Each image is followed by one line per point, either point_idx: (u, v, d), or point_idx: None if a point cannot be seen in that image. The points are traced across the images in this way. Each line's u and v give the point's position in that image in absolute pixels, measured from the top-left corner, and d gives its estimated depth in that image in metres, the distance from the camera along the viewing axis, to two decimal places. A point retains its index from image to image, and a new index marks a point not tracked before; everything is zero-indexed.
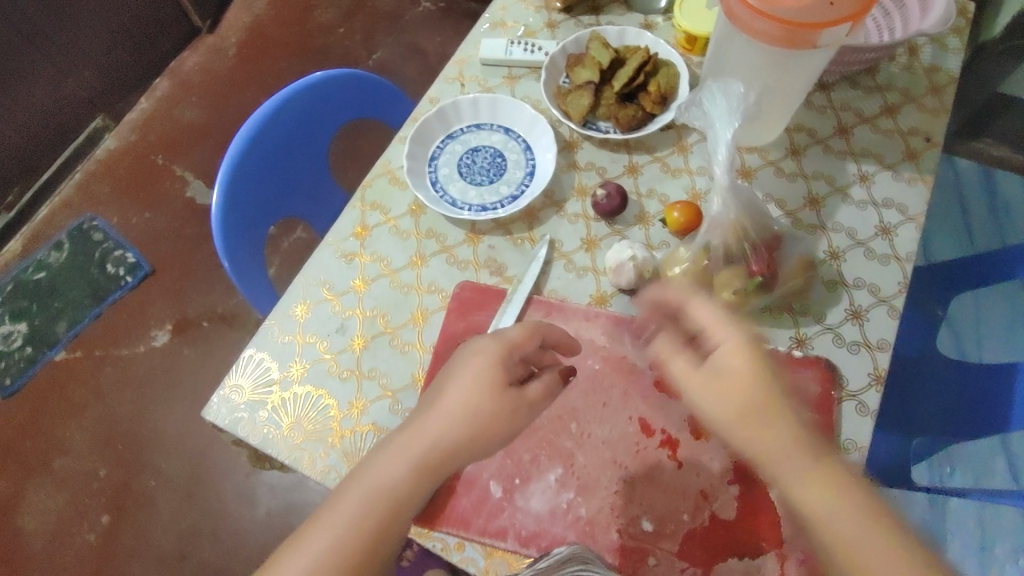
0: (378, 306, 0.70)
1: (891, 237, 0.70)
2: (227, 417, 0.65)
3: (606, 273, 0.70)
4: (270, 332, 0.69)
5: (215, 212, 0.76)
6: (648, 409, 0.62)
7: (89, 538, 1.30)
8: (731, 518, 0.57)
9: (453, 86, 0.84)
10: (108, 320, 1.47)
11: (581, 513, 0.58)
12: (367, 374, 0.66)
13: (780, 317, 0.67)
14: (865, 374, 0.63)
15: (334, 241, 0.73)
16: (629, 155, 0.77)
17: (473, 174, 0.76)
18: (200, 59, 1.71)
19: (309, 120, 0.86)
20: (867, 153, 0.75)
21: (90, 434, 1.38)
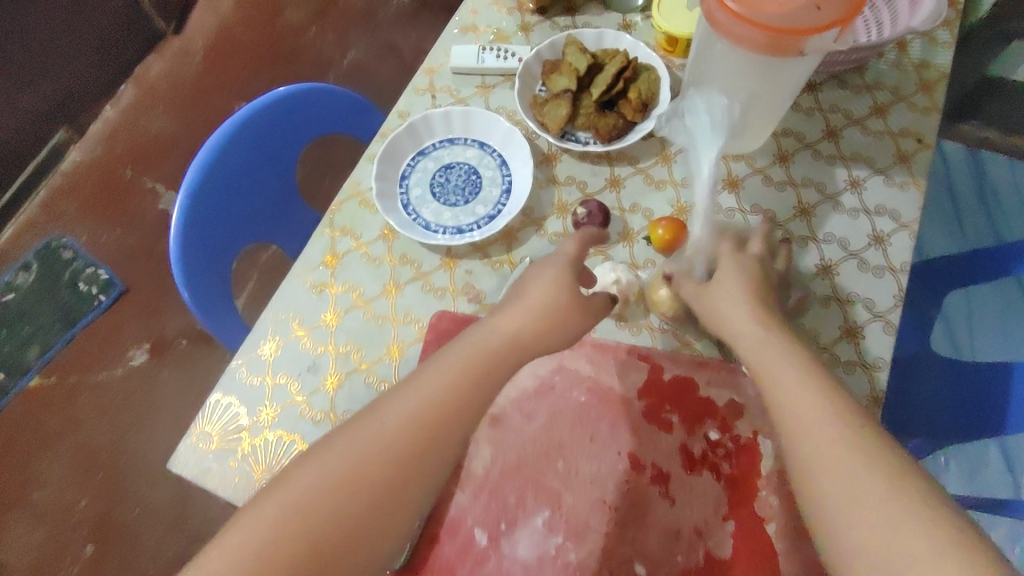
0: (351, 340, 0.66)
1: (885, 247, 0.67)
2: (195, 468, 0.61)
3: None
4: (237, 374, 0.65)
5: (173, 245, 0.72)
6: (638, 443, 0.58)
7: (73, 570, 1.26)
8: (726, 557, 0.55)
9: (423, 98, 0.79)
10: (82, 344, 1.41)
11: (570, 558, 0.56)
12: (342, 416, 0.62)
13: None
14: (863, 395, 0.61)
15: (303, 271, 0.69)
16: (611, 167, 0.74)
17: (447, 194, 0.72)
18: (166, 64, 1.58)
19: (271, 138, 0.82)
20: (857, 157, 0.72)
21: (69, 463, 1.33)
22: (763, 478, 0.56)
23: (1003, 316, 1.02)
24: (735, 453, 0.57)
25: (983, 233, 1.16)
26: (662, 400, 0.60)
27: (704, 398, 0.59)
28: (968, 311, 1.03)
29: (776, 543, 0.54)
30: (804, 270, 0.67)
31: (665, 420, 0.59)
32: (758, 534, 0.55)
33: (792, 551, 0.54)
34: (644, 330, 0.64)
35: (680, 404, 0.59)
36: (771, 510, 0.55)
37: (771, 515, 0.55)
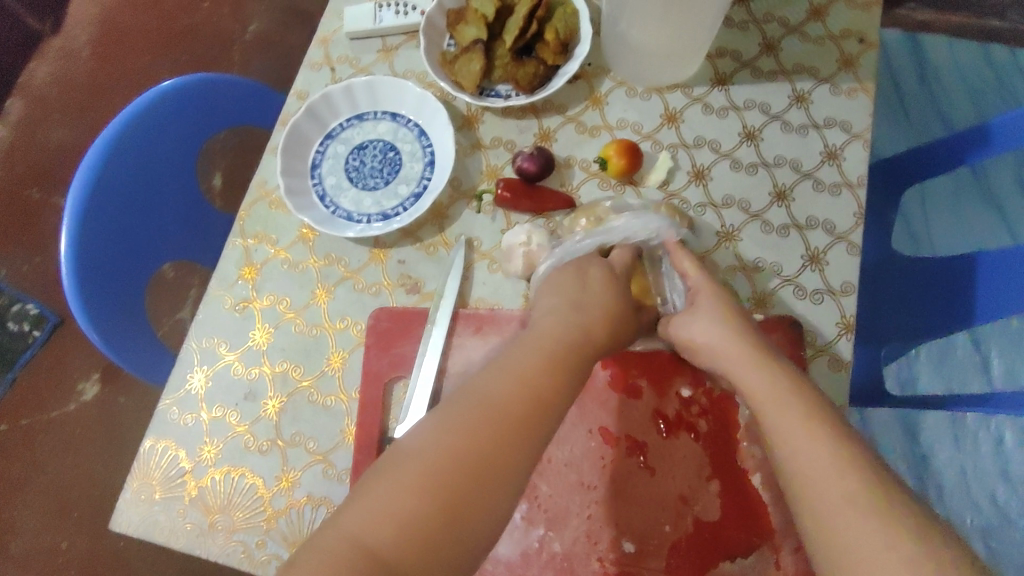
0: (286, 357, 0.60)
1: (838, 162, 0.63)
2: (141, 524, 0.56)
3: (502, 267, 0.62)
4: (168, 415, 0.59)
5: (67, 289, 0.64)
6: (607, 416, 0.55)
7: None
8: (715, 519, 0.52)
9: (321, 74, 0.71)
10: (27, 384, 1.23)
11: (555, 549, 0.52)
12: (290, 441, 0.58)
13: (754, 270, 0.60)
14: (833, 323, 0.58)
15: (220, 290, 0.63)
16: (539, 120, 0.67)
17: (364, 178, 0.65)
18: (51, 69, 1.35)
19: (159, 145, 0.73)
20: (799, 69, 0.67)
21: (38, 507, 1.19)
22: (740, 429, 0.53)
23: (953, 203, 1.01)
24: (709, 409, 0.54)
25: (929, 120, 1.13)
26: (627, 366, 0.56)
27: (671, 356, 0.56)
28: (921, 204, 1.01)
29: (762, 493, 0.52)
30: (757, 202, 0.62)
31: (633, 386, 0.55)
32: (742, 488, 0.52)
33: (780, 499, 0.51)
34: (592, 180, 0.65)
35: (646, 367, 0.56)
36: (754, 461, 0.52)
37: (754, 467, 0.52)
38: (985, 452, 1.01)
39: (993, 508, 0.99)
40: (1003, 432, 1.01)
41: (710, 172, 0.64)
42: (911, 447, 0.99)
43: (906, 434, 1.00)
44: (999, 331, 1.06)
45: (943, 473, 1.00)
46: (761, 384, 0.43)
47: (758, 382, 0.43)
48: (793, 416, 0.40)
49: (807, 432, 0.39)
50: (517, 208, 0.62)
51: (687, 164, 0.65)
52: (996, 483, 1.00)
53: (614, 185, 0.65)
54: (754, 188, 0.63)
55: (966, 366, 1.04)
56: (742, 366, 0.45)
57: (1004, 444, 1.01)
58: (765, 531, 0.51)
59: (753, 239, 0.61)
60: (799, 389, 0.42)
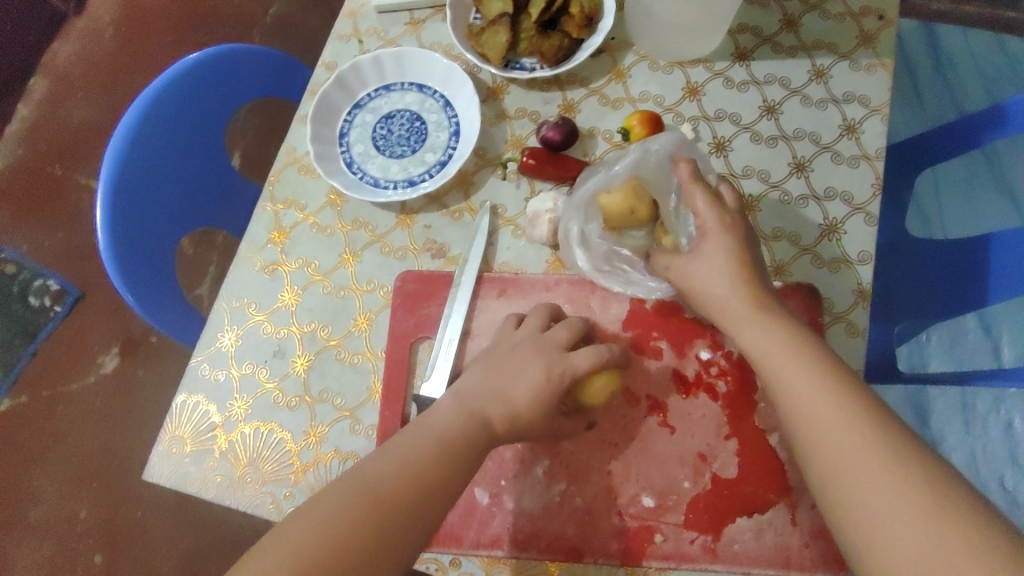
0: (315, 317, 0.62)
1: (857, 135, 0.64)
2: (173, 475, 0.58)
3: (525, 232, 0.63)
4: (199, 371, 0.61)
5: (103, 248, 0.66)
6: (629, 377, 0.56)
7: (96, 560, 1.16)
8: (733, 476, 0.53)
9: (349, 45, 0.73)
10: (48, 357, 1.26)
11: (576, 504, 0.54)
12: (318, 398, 0.59)
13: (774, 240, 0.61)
14: (850, 291, 0.59)
15: (250, 252, 0.65)
16: (562, 93, 0.69)
17: (391, 146, 0.66)
18: (74, 50, 1.38)
19: (189, 114, 0.75)
20: (819, 44, 0.68)
21: (58, 476, 1.21)
22: (758, 390, 0.55)
23: (966, 188, 1.02)
24: (728, 370, 0.56)
25: (944, 107, 1.13)
26: (648, 328, 0.58)
27: (692, 320, 0.57)
28: (934, 188, 1.02)
29: (779, 452, 0.53)
30: (776, 173, 0.64)
31: (654, 348, 0.57)
32: (759, 447, 0.54)
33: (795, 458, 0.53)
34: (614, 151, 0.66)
35: (667, 330, 0.57)
36: (772, 421, 0.54)
37: (772, 426, 0.54)
38: (995, 437, 1.02)
39: (1001, 493, 1.00)
40: (1012, 416, 1.03)
41: (730, 143, 0.65)
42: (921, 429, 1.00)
43: (917, 416, 1.01)
44: (1010, 318, 1.07)
45: (953, 456, 1.01)
46: (781, 362, 0.44)
47: (779, 360, 0.44)
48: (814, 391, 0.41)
49: (831, 409, 0.40)
50: (540, 175, 0.64)
51: (708, 136, 0.66)
52: (1004, 468, 1.01)
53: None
54: (773, 160, 0.64)
55: (976, 351, 1.05)
56: (763, 342, 0.46)
57: (1013, 430, 1.02)
58: (782, 489, 0.52)
59: (771, 209, 0.62)
60: (817, 363, 0.43)
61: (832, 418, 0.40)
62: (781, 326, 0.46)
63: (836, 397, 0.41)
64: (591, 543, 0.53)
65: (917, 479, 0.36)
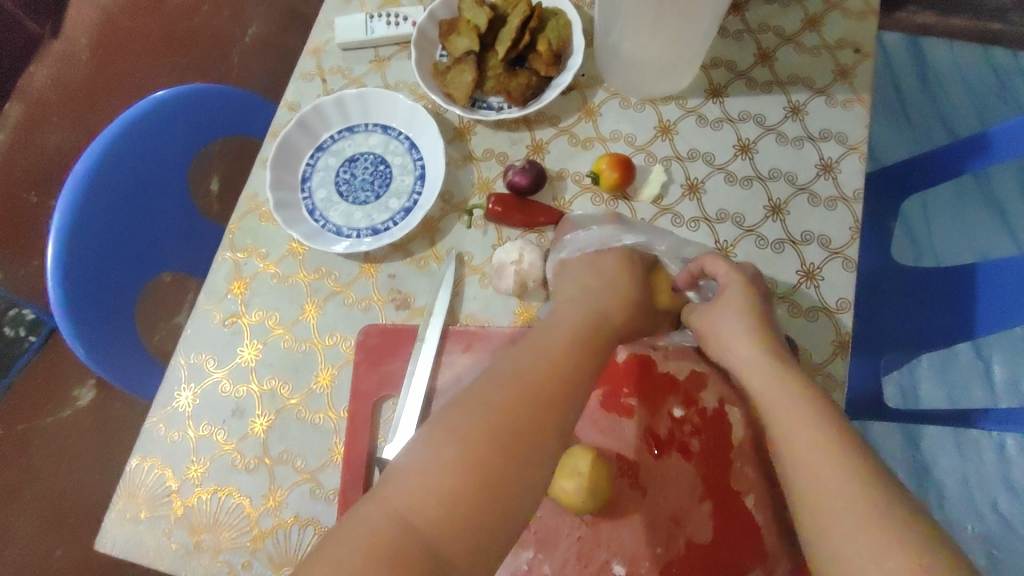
0: (274, 373, 0.60)
1: (834, 175, 0.62)
2: (127, 544, 0.55)
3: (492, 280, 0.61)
4: (155, 432, 0.59)
5: (55, 301, 0.63)
6: (600, 436, 0.54)
7: None
8: (708, 540, 0.51)
9: (313, 85, 0.71)
10: (22, 394, 1.19)
11: (545, 571, 0.51)
12: (278, 459, 0.57)
13: None
14: (829, 340, 0.57)
15: (208, 305, 0.62)
16: (531, 132, 0.67)
17: (355, 191, 0.64)
18: None
19: (150, 156, 0.72)
20: (794, 80, 0.66)
21: (32, 515, 1.18)
22: (734, 449, 0.52)
23: (954, 209, 1.00)
24: (703, 428, 0.53)
25: (931, 126, 1.12)
26: (619, 384, 0.55)
27: (664, 374, 0.55)
28: (921, 211, 1.00)
29: (755, 515, 0.51)
30: (751, 215, 0.62)
31: (625, 405, 0.55)
32: (736, 510, 0.51)
33: (772, 521, 0.51)
34: (584, 194, 0.64)
35: (638, 386, 0.55)
36: (747, 482, 0.52)
37: (748, 487, 0.51)
38: (987, 461, 1.00)
39: (995, 519, 0.98)
40: (1005, 438, 1.01)
41: (704, 185, 0.63)
42: (911, 455, 0.99)
43: (906, 442, 0.99)
44: (1001, 340, 1.05)
45: (943, 483, 0.99)
46: (775, 397, 0.42)
47: (783, 407, 0.42)
48: (805, 428, 0.40)
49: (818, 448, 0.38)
50: (507, 222, 0.62)
51: (681, 177, 0.64)
52: (999, 493, 0.99)
53: (607, 199, 0.64)
54: (749, 202, 0.62)
55: (968, 373, 1.04)
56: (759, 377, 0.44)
57: (1006, 452, 1.00)
58: (759, 555, 0.50)
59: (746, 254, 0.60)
60: (814, 405, 0.41)
61: (820, 454, 0.38)
62: (777, 374, 0.44)
63: (828, 436, 0.39)
64: None
65: (899, 532, 0.33)
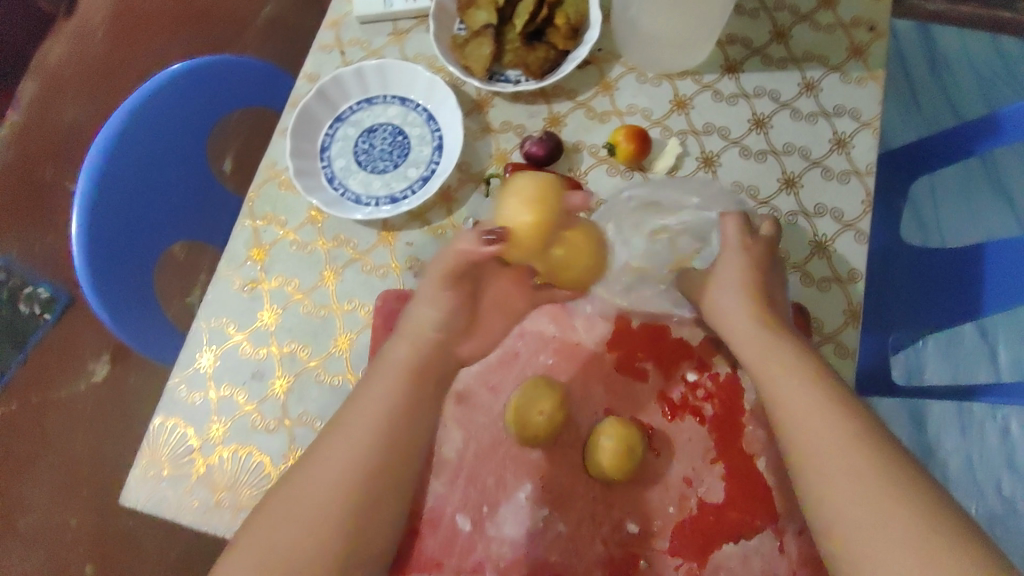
0: (294, 337, 0.61)
1: (848, 150, 0.63)
2: (149, 501, 0.57)
3: None
4: (176, 393, 0.60)
5: (79, 266, 0.64)
6: (614, 399, 0.55)
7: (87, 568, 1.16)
8: (720, 502, 0.52)
9: (332, 56, 0.71)
10: (39, 364, 1.24)
11: (560, 530, 0.53)
12: (297, 420, 0.58)
13: None
14: (841, 310, 0.58)
15: (228, 270, 0.63)
16: (548, 105, 0.67)
17: (373, 161, 0.65)
18: (63, 49, 1.35)
19: (170, 126, 0.73)
20: (809, 56, 0.66)
21: (48, 484, 1.20)
22: (746, 413, 0.54)
23: (963, 194, 1.01)
24: (715, 393, 0.55)
25: (941, 111, 1.12)
26: (633, 349, 0.56)
27: (677, 340, 0.56)
28: (930, 195, 1.00)
29: (766, 477, 0.52)
30: (765, 188, 0.62)
31: (639, 369, 0.56)
32: (747, 472, 0.53)
33: (783, 483, 0.52)
34: (601, 164, 0.65)
35: (652, 351, 0.56)
36: (759, 445, 0.53)
37: (759, 450, 0.53)
38: (991, 443, 1.01)
39: (998, 499, 0.99)
40: (1008, 421, 1.02)
41: (718, 158, 0.64)
42: (916, 435, 1.00)
43: (912, 422, 1.00)
44: (1008, 325, 1.05)
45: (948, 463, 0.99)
46: (802, 406, 0.41)
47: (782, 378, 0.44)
48: (837, 441, 0.39)
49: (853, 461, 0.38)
50: None
51: (696, 150, 0.65)
52: (1001, 472, 1.00)
53: (623, 170, 0.64)
54: (764, 175, 0.63)
55: (974, 357, 1.04)
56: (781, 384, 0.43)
57: (1009, 434, 1.01)
58: (769, 516, 0.51)
59: None
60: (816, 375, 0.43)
61: (859, 467, 0.38)
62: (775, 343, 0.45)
63: (864, 445, 0.38)
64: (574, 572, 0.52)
65: (944, 545, 0.34)
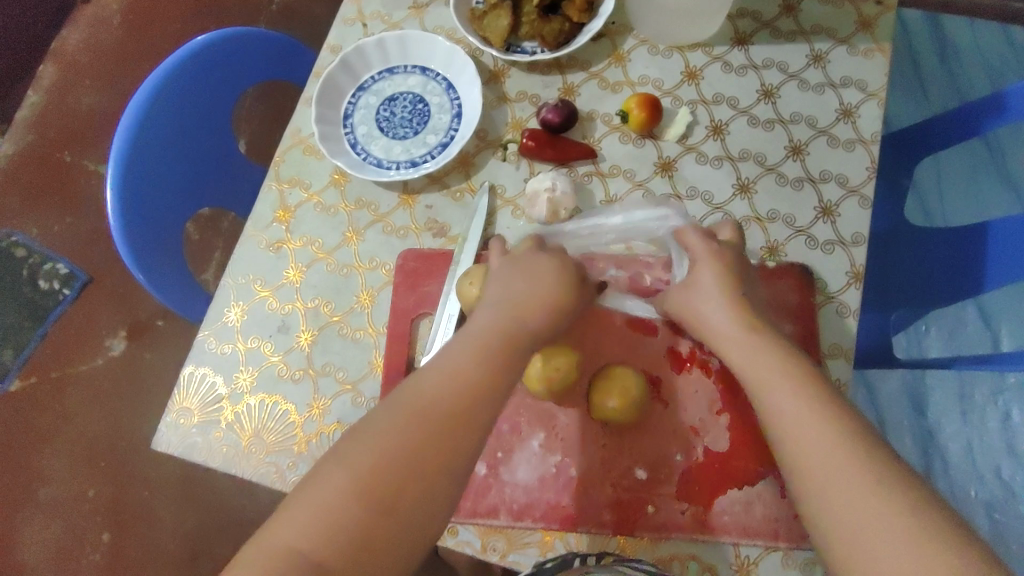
0: (318, 294, 0.64)
1: (854, 119, 0.65)
2: (180, 445, 0.59)
3: (523, 211, 0.64)
4: (206, 345, 0.63)
5: (113, 228, 0.67)
6: (624, 353, 0.58)
7: (104, 540, 1.16)
8: (725, 450, 0.55)
9: (354, 29, 0.74)
10: (57, 339, 1.26)
11: (572, 475, 0.55)
12: (321, 371, 0.61)
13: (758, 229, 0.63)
14: (843, 272, 0.60)
15: (255, 231, 0.66)
16: (563, 76, 0.70)
17: (394, 128, 0.68)
18: (83, 36, 1.39)
19: (197, 96, 0.76)
20: (817, 30, 0.68)
21: (67, 457, 1.21)
22: None
23: (966, 180, 1.02)
24: None
25: (946, 98, 1.13)
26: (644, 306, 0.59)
27: None
28: (936, 178, 1.02)
29: None
30: (772, 155, 0.65)
31: (649, 325, 0.58)
32: (752, 422, 0.55)
33: None
34: (613, 132, 0.67)
35: None
36: None
37: None
38: (991, 428, 1.02)
39: (997, 484, 1.00)
40: (1010, 407, 1.03)
41: (728, 127, 0.66)
42: (918, 419, 1.01)
43: (913, 407, 1.01)
44: (1012, 311, 1.06)
45: (949, 446, 1.01)
46: (799, 419, 0.40)
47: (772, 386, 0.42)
48: (841, 466, 0.37)
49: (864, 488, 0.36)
50: (539, 157, 0.65)
51: (706, 119, 0.67)
52: (1000, 458, 1.01)
53: (635, 138, 0.67)
54: (771, 144, 0.65)
55: (975, 343, 1.06)
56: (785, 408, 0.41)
57: (1011, 420, 1.02)
58: (772, 463, 0.54)
59: (767, 191, 0.64)
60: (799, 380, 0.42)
61: (860, 492, 0.36)
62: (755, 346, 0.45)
63: (857, 459, 0.37)
64: (585, 513, 0.54)
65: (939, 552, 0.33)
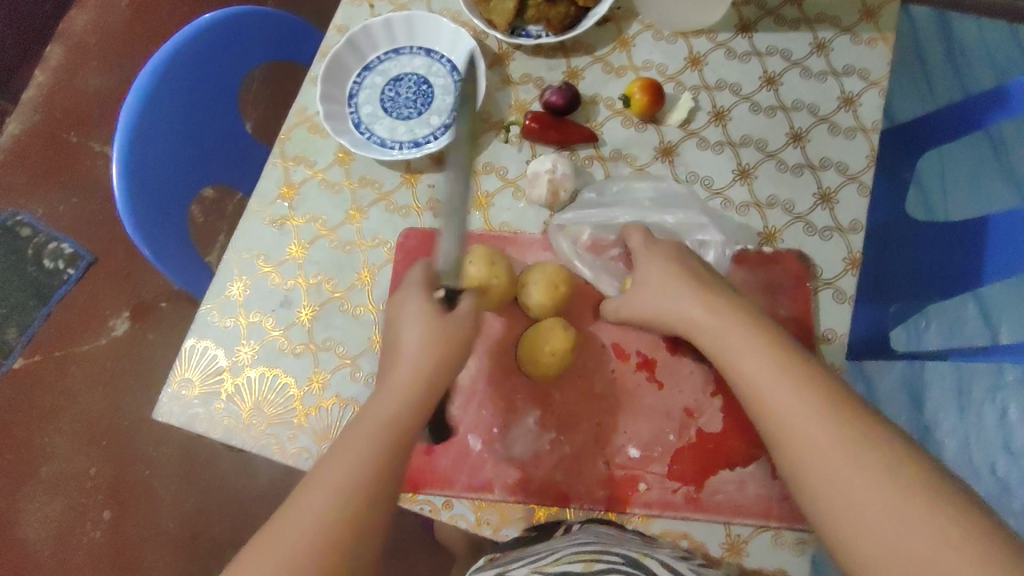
0: (320, 270, 0.64)
1: (855, 108, 0.65)
2: (182, 416, 0.60)
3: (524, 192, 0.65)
4: (208, 317, 0.63)
5: (119, 202, 0.68)
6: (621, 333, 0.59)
7: (105, 518, 1.17)
8: (718, 430, 0.55)
9: (360, 9, 0.74)
10: (61, 318, 1.27)
11: (566, 451, 0.56)
12: (322, 345, 0.62)
13: (753, 215, 0.63)
14: (839, 258, 0.61)
15: (259, 207, 0.67)
16: (567, 60, 0.70)
17: (398, 108, 0.68)
18: (90, 17, 1.39)
19: (204, 74, 0.76)
20: (821, 18, 0.69)
21: (69, 435, 1.22)
22: None
23: (968, 176, 1.02)
24: None
25: (952, 94, 1.13)
26: None
27: None
28: (940, 173, 1.02)
29: None
30: (773, 141, 0.65)
31: None
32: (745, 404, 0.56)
33: None
34: (614, 117, 0.68)
35: None
36: None
37: None
38: (987, 425, 1.02)
39: (992, 479, 1.01)
40: (1006, 405, 1.03)
41: (730, 112, 0.67)
42: (915, 416, 1.01)
43: (911, 404, 1.01)
44: (1010, 309, 1.07)
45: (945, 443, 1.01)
46: (801, 417, 0.40)
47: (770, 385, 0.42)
48: (842, 457, 0.38)
49: (884, 497, 0.36)
50: (542, 139, 0.66)
51: (708, 105, 0.67)
52: (997, 455, 1.02)
53: (638, 123, 0.67)
54: (773, 131, 0.65)
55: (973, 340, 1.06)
56: (797, 415, 0.40)
57: (1007, 417, 1.03)
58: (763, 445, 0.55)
59: (768, 177, 0.64)
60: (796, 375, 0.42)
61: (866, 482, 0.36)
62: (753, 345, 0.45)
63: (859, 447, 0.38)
64: (578, 489, 0.55)
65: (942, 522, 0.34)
